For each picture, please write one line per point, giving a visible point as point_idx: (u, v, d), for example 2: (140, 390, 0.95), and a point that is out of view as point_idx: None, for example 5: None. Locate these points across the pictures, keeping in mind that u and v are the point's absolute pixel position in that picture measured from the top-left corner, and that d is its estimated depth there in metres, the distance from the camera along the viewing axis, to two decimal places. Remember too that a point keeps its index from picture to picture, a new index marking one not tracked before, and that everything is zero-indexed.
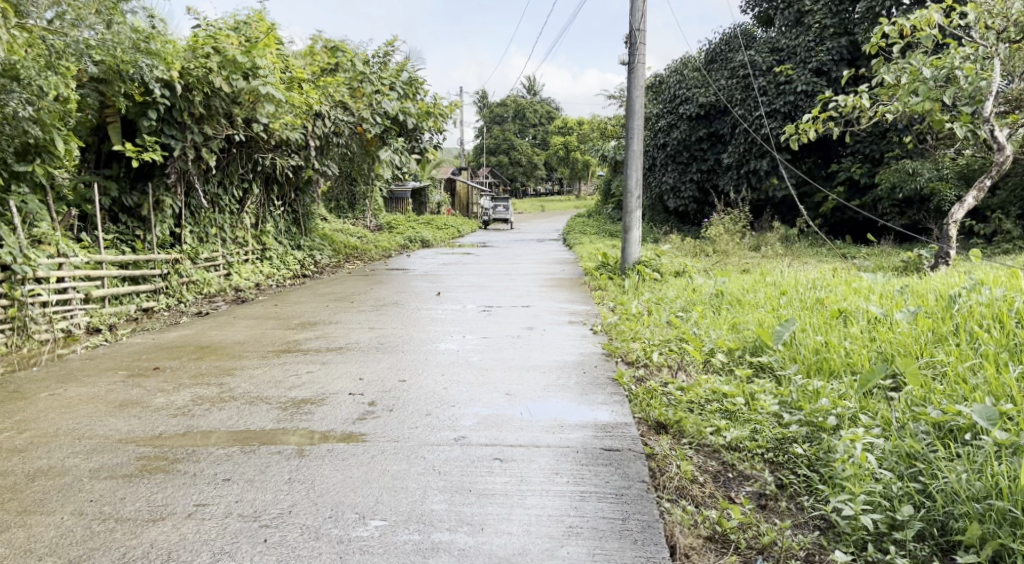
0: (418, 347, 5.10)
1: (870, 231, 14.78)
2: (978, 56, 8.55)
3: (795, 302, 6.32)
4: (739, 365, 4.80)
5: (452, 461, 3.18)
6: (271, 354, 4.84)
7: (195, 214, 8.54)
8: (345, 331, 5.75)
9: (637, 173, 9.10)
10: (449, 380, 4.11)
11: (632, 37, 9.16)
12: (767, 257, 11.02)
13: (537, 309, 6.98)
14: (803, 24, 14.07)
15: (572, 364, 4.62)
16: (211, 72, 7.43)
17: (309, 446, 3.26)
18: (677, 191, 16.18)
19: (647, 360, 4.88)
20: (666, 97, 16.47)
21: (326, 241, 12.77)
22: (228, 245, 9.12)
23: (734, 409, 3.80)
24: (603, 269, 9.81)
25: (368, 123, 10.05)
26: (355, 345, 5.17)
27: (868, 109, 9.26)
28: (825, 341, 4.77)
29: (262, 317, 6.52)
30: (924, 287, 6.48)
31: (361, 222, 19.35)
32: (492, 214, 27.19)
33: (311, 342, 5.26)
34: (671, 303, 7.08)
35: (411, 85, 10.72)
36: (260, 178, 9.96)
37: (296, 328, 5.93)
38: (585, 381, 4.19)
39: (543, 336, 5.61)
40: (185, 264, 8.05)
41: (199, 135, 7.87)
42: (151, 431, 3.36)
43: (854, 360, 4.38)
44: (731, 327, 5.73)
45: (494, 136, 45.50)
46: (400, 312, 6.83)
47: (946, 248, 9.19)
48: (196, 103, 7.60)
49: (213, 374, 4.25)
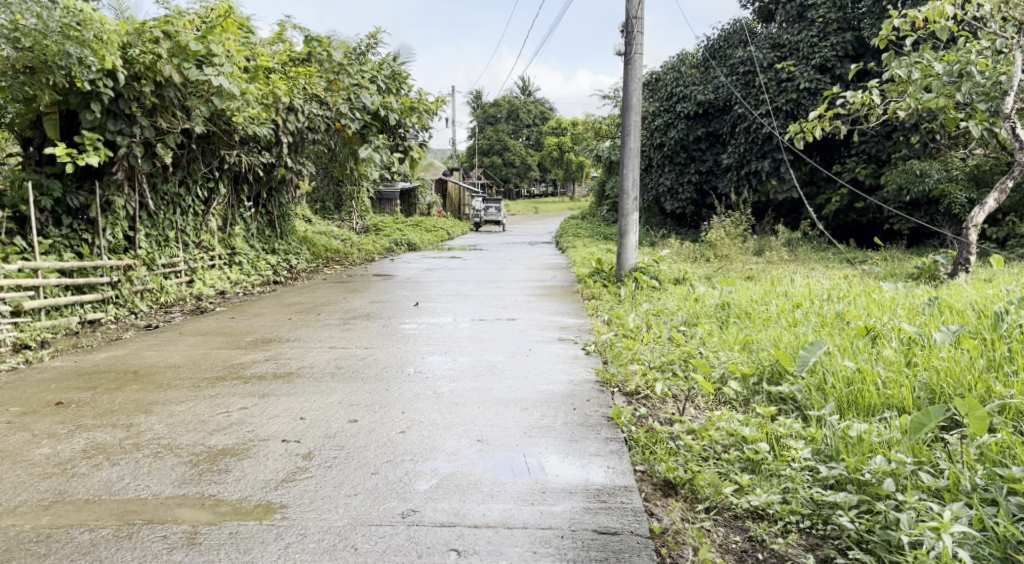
0: (382, 373, 4.37)
1: (876, 235, 14.13)
2: (994, 51, 7.87)
3: (813, 317, 5.60)
4: (759, 397, 4.14)
5: (391, 555, 2.46)
6: (205, 382, 4.13)
7: (152, 217, 7.79)
8: (302, 351, 5.01)
9: (634, 173, 8.37)
10: (411, 420, 3.40)
11: (629, 26, 8.44)
12: (772, 262, 10.31)
13: (524, 323, 6.27)
14: (806, 18, 13.37)
15: (560, 396, 3.90)
16: (161, 59, 6.63)
17: (205, 528, 2.55)
18: (675, 193, 15.42)
19: (648, 390, 4.16)
20: (661, 94, 15.69)
21: (304, 244, 12.02)
22: (191, 249, 8.37)
23: (760, 459, 3.08)
24: (597, 276, 9.09)
25: (346, 119, 9.30)
26: (308, 370, 4.43)
27: (880, 108, 8.53)
28: (858, 368, 4.06)
29: (212, 333, 5.79)
30: (957, 300, 5.77)
31: (346, 224, 18.60)
32: (484, 215, 26.41)
33: (257, 367, 4.53)
34: (673, 317, 6.34)
35: (394, 80, 9.93)
36: (227, 177, 9.21)
37: (247, 346, 5.20)
38: (575, 422, 3.46)
39: (529, 358, 4.90)
40: (140, 270, 7.29)
41: (150, 129, 7.12)
42: (8, 503, 2.66)
43: (897, 396, 3.72)
44: (743, 347, 5.00)
45: (488, 136, 44.71)
46: (371, 326, 6.08)
47: (966, 253, 8.46)
48: (146, 93, 6.84)
49: (124, 412, 3.52)
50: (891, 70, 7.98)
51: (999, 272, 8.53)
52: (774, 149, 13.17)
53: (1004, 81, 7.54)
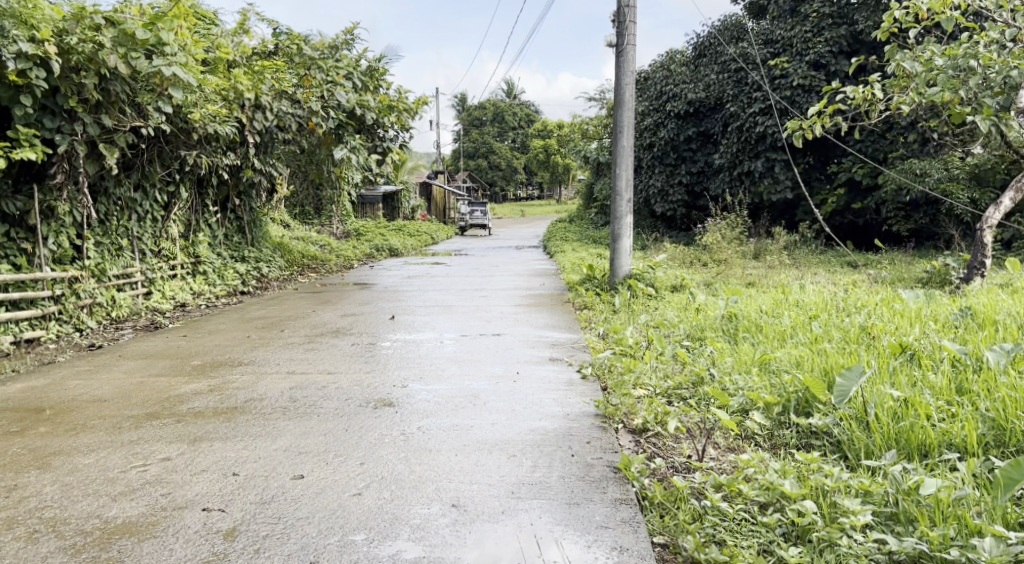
0: (343, 407, 3.71)
1: (875, 236, 13.59)
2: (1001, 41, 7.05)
3: (835, 332, 4.96)
4: (789, 434, 3.53)
5: None
6: (131, 421, 3.47)
7: (103, 223, 7.07)
8: (253, 379, 4.32)
9: (626, 174, 7.73)
10: (369, 475, 2.78)
11: (620, 15, 7.80)
12: (773, 267, 9.71)
13: (510, 339, 5.62)
14: (799, 13, 12.77)
15: (552, 436, 3.26)
16: (103, 49, 5.85)
17: None
18: (664, 195, 14.78)
19: (657, 426, 3.49)
20: (649, 94, 15.04)
21: (278, 250, 11.30)
22: (148, 258, 7.61)
23: (808, 525, 2.50)
24: (588, 284, 8.45)
25: (318, 117, 8.55)
26: (255, 405, 3.75)
27: (881, 104, 7.71)
28: (905, 397, 3.45)
29: (155, 356, 5.08)
30: (995, 312, 5.14)
31: (326, 229, 17.86)
32: (469, 220, 25.72)
33: (198, 400, 3.86)
34: (674, 332, 5.68)
35: (371, 76, 9.18)
36: (189, 180, 8.47)
37: (193, 373, 4.52)
38: (574, 476, 2.83)
39: (517, 384, 4.25)
40: (87, 283, 6.58)
41: (94, 127, 6.33)
42: None
43: (959, 440, 3.15)
44: (761, 369, 4.36)
45: (472, 139, 44.01)
46: (338, 346, 5.40)
47: (981, 256, 7.85)
48: (89, 87, 6.02)
49: (12, 467, 2.87)
50: (891, 64, 7.10)
51: (1015, 276, 7.94)
52: (769, 149, 12.59)
53: (1015, 76, 6.60)
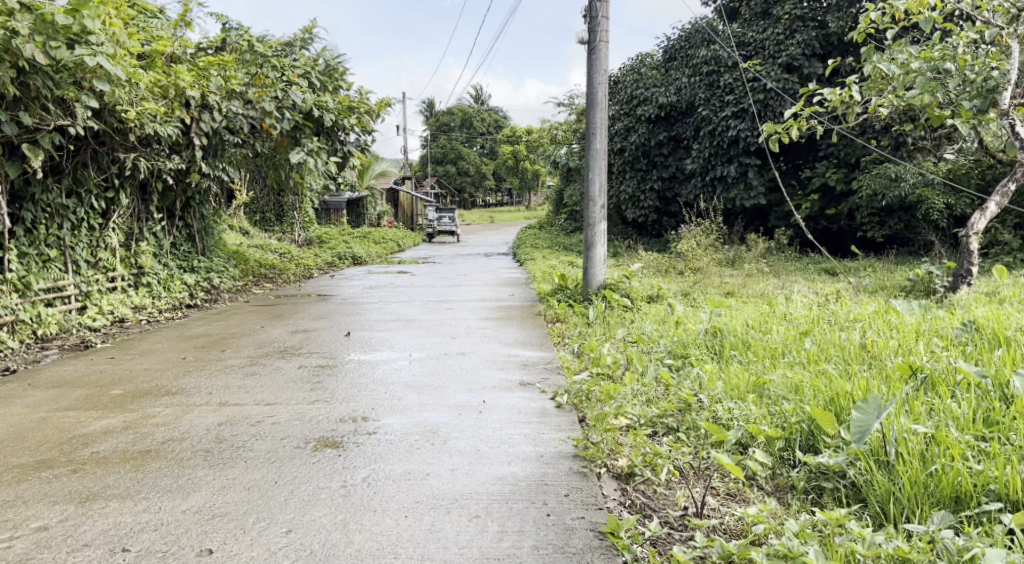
0: (278, 447, 3.18)
1: (851, 242, 13.26)
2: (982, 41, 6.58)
3: (833, 351, 4.48)
4: (800, 479, 3.02)
5: None
6: (20, 472, 2.92)
7: (29, 231, 6.40)
8: (179, 412, 3.75)
9: (600, 177, 7.20)
10: (295, 549, 2.46)
11: (592, 10, 7.30)
12: (752, 275, 9.28)
13: (475, 359, 5.09)
14: (771, 15, 12.41)
15: (521, 488, 2.83)
16: (16, 37, 5.20)
17: None
18: (636, 200, 14.34)
19: (646, 471, 2.97)
20: (618, 98, 14.56)
21: (232, 260, 10.59)
22: (82, 270, 6.94)
23: None
24: (560, 295, 7.91)
25: (272, 118, 7.94)
26: (174, 446, 3.20)
27: (858, 107, 7.08)
28: (931, 432, 2.98)
29: (72, 383, 4.48)
30: (1004, 327, 4.69)
31: (288, 236, 17.03)
32: (438, 226, 25.05)
33: (108, 440, 3.29)
34: (655, 349, 5.15)
35: (329, 76, 8.58)
36: (130, 184, 7.80)
37: (111, 405, 3.93)
38: (553, 549, 2.50)
39: (483, 415, 3.71)
40: (8, 298, 5.92)
41: (11, 125, 5.68)
42: None
43: (1000, 483, 2.68)
44: (756, 395, 3.85)
45: (441, 144, 43.25)
46: (283, 369, 4.82)
47: (968, 264, 7.43)
48: (5, 83, 5.37)
49: None
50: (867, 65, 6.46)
51: (1001, 284, 7.57)
52: (743, 153, 12.24)
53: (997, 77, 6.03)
